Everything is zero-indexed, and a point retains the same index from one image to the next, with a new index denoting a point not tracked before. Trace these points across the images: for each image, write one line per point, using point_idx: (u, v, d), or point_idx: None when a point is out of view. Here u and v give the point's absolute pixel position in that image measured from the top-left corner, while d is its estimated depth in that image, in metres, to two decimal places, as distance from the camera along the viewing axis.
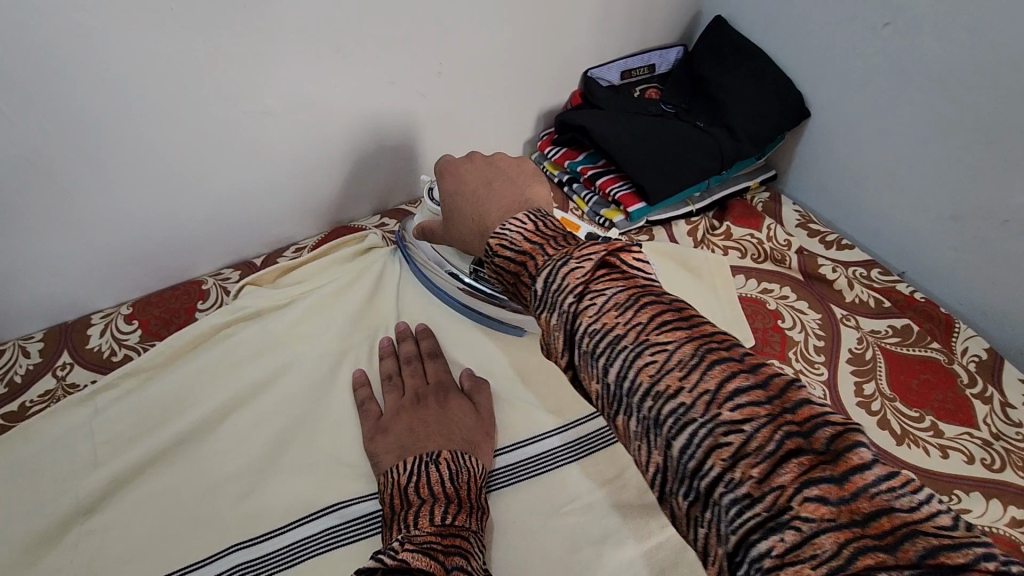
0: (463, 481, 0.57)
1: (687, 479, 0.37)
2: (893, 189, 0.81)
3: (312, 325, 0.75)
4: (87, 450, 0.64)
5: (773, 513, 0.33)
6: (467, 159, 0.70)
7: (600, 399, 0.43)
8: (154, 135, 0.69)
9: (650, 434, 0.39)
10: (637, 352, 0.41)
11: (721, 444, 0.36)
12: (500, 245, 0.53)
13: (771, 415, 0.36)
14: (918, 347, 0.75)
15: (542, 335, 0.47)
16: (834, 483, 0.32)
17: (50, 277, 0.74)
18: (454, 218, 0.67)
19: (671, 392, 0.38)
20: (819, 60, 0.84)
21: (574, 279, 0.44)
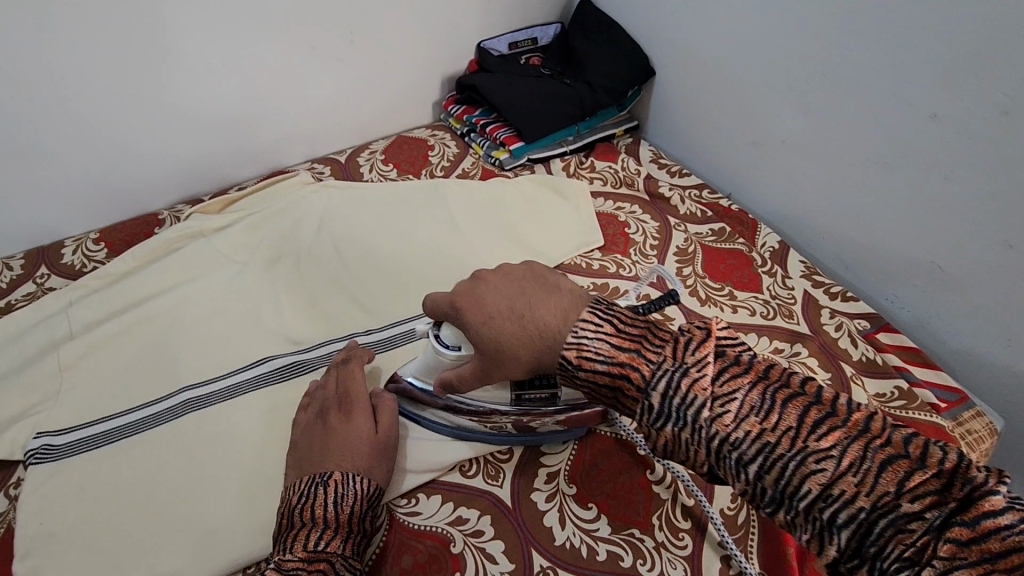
0: (349, 502, 0.59)
1: (868, 560, 0.41)
2: (715, 127, 1.04)
3: (250, 238, 0.93)
4: (64, 328, 0.80)
5: (820, 484, 0.42)
6: (470, 280, 0.56)
7: (750, 495, 0.46)
8: (116, 85, 0.87)
9: (825, 530, 0.42)
10: (792, 453, 0.43)
11: (902, 531, 0.40)
12: (582, 356, 0.50)
13: (939, 495, 0.39)
14: (729, 242, 0.97)
15: (664, 442, 0.48)
16: (855, 447, 0.42)
17: (30, 204, 0.91)
18: (497, 347, 0.53)
19: (847, 498, 0.41)
20: (656, 28, 1.07)
21: (697, 387, 0.46)
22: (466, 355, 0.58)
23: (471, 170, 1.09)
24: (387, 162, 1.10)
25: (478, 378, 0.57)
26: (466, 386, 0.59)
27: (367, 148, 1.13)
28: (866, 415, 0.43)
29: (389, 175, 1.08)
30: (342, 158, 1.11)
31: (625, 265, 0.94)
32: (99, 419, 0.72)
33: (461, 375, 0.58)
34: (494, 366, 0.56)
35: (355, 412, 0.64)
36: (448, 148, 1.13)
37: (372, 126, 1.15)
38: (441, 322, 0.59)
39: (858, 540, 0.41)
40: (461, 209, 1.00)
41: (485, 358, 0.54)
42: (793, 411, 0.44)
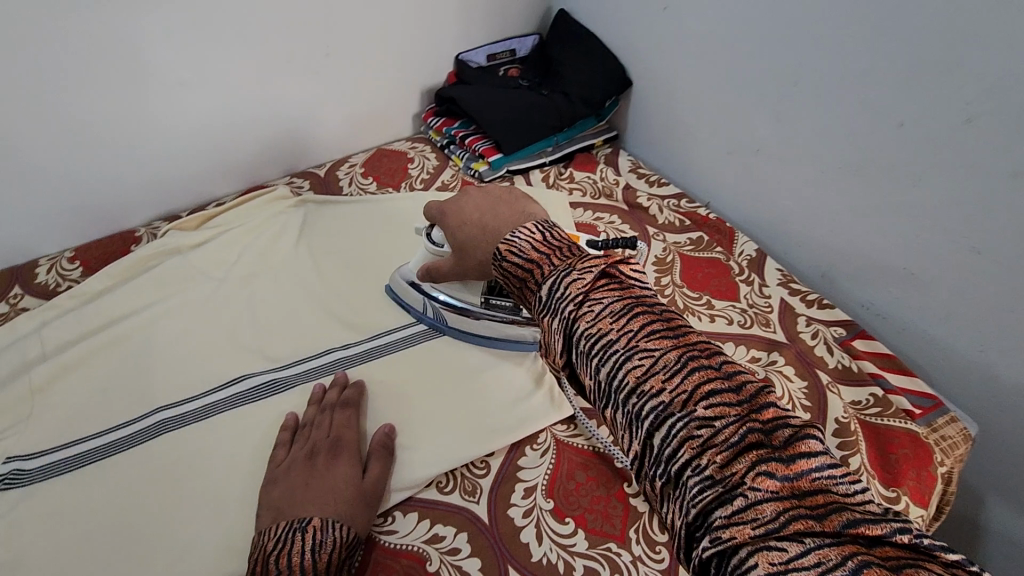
0: (328, 552, 0.57)
1: (659, 457, 0.43)
2: (691, 136, 1.05)
3: (227, 254, 0.92)
4: (36, 350, 0.79)
5: (636, 377, 0.45)
6: (460, 194, 0.72)
7: (593, 394, 0.48)
8: (88, 102, 0.87)
9: (632, 424, 0.45)
10: (619, 347, 0.46)
11: (694, 436, 0.41)
12: (509, 251, 0.57)
13: (742, 415, 0.41)
14: (707, 251, 0.97)
15: (555, 353, 0.51)
16: (673, 354, 0.44)
17: (3, 224, 0.90)
18: (463, 247, 0.70)
19: (654, 393, 0.43)
20: (631, 38, 1.08)
21: (575, 288, 0.50)
22: (446, 252, 0.76)
23: (450, 181, 1.09)
24: (367, 175, 1.10)
25: (450, 274, 0.75)
26: (442, 276, 0.76)
27: (346, 161, 1.13)
28: (717, 352, 0.45)
29: (369, 189, 1.08)
30: (321, 172, 1.11)
31: None
32: (72, 441, 0.72)
33: (438, 265, 0.76)
34: (462, 261, 0.72)
35: (350, 452, 0.67)
36: (428, 160, 1.14)
37: (351, 139, 1.15)
38: (433, 223, 0.76)
39: (658, 438, 0.43)
40: None
41: (456, 250, 0.71)
42: (641, 321, 0.47)
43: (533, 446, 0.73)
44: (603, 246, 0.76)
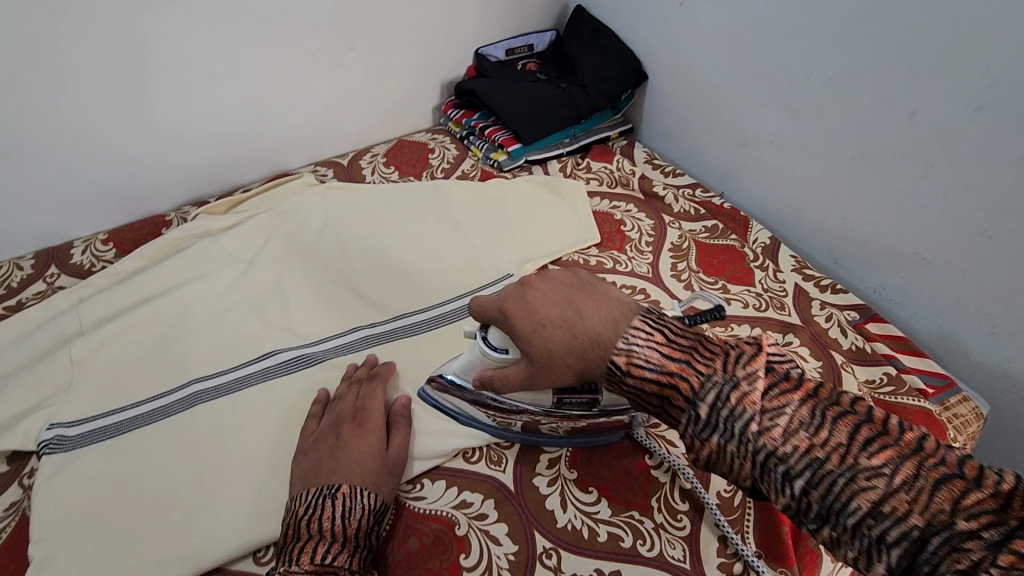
0: (357, 518, 0.59)
1: (834, 516, 0.45)
2: (706, 128, 1.08)
3: (256, 236, 0.95)
4: (75, 324, 0.82)
5: (870, 500, 0.44)
6: (518, 286, 0.60)
7: (736, 473, 0.49)
8: (125, 89, 0.90)
9: (797, 494, 0.47)
10: (761, 421, 0.48)
11: (866, 488, 0.44)
12: (631, 363, 0.52)
13: (902, 454, 0.45)
14: (722, 239, 1.00)
15: (708, 454, 0.50)
16: (906, 466, 0.44)
17: (41, 205, 0.93)
18: (545, 356, 0.56)
19: (899, 515, 0.43)
20: (647, 33, 1.11)
21: (749, 403, 0.48)
22: (514, 356, 0.60)
23: (470, 171, 1.12)
24: (389, 165, 1.13)
25: (522, 383, 0.60)
26: (508, 386, 0.62)
27: (368, 151, 1.16)
28: (917, 437, 0.46)
29: (391, 177, 1.11)
30: (344, 161, 1.14)
31: (622, 261, 0.96)
32: (109, 411, 0.74)
33: (504, 374, 0.61)
34: (545, 376, 0.58)
35: (373, 424, 0.67)
36: (448, 151, 1.16)
37: (374, 130, 1.18)
38: (490, 323, 0.62)
39: (911, 558, 0.42)
40: (461, 209, 1.02)
41: (535, 364, 0.57)
42: (843, 429, 0.47)
43: None
44: (690, 324, 0.73)
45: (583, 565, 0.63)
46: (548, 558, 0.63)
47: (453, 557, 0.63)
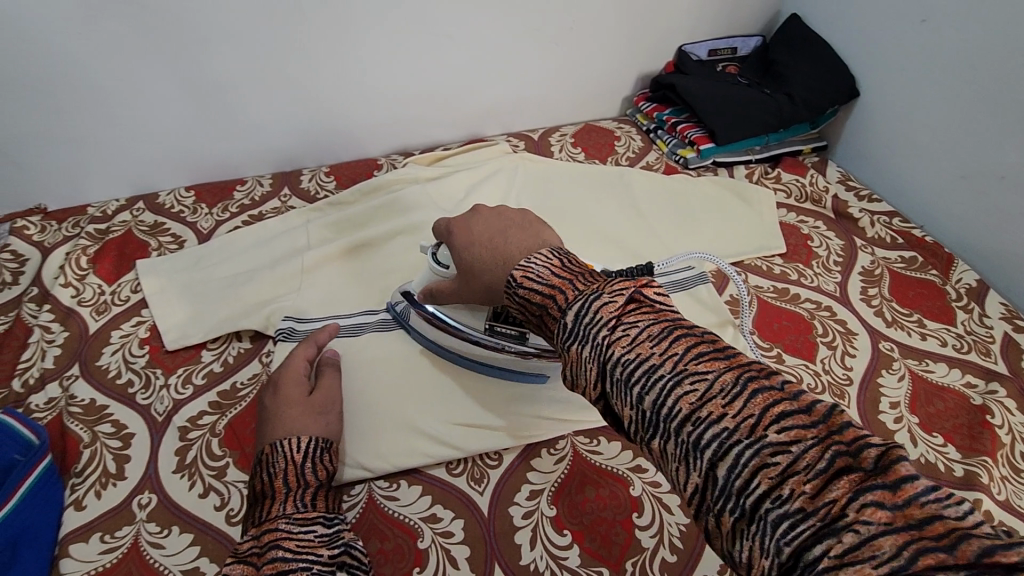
0: (280, 467, 0.59)
1: (732, 499, 0.36)
2: (918, 156, 1.02)
3: (454, 188, 1.03)
4: (305, 238, 0.94)
5: (772, 478, 0.35)
6: (470, 212, 0.67)
7: (633, 424, 0.42)
8: (377, 41, 1.01)
9: (694, 463, 0.38)
10: (675, 382, 0.40)
11: (770, 464, 0.35)
12: (524, 277, 0.52)
13: (818, 437, 0.35)
14: (921, 272, 0.94)
15: (573, 367, 0.46)
16: (730, 376, 0.39)
17: (286, 133, 1.08)
18: (471, 270, 0.63)
19: (714, 418, 0.37)
20: (870, 49, 1.06)
21: (607, 312, 0.44)
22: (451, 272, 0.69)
23: (654, 163, 1.14)
24: (576, 146, 1.17)
25: (455, 293, 0.67)
26: (445, 298, 0.69)
27: (558, 131, 1.21)
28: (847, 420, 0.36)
29: (578, 157, 1.15)
30: (535, 136, 1.20)
31: (807, 275, 0.94)
32: (332, 316, 0.84)
33: (441, 288, 0.69)
34: (470, 287, 0.65)
35: (291, 383, 0.67)
36: (634, 141, 1.19)
37: (564, 111, 1.24)
38: (440, 241, 0.70)
39: (726, 470, 0.36)
40: (646, 197, 1.05)
41: (461, 276, 0.65)
42: (758, 398, 0.37)
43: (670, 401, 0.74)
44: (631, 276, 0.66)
45: None
46: None
47: (627, 513, 0.66)
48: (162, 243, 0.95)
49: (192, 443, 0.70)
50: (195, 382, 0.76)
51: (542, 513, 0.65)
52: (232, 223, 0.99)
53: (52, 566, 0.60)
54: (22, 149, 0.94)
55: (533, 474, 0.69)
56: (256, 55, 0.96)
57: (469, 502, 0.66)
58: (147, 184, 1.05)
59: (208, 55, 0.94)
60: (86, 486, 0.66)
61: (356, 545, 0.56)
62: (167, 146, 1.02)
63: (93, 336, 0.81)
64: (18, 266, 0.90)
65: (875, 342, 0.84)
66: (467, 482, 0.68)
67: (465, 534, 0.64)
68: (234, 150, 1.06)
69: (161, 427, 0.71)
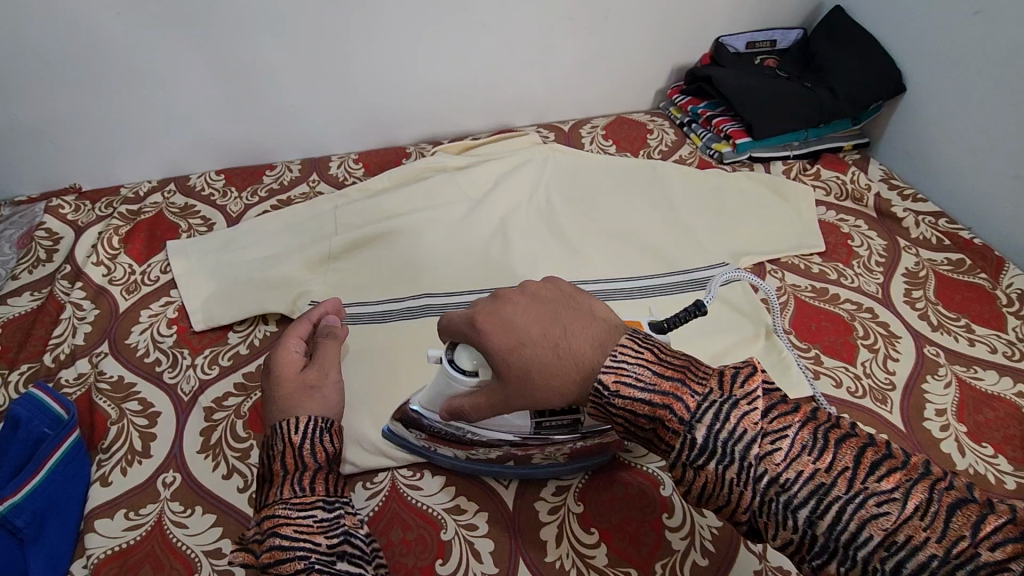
0: (280, 447, 0.53)
1: (841, 550, 0.38)
2: (968, 155, 0.98)
3: (483, 178, 1.01)
4: (332, 223, 0.93)
5: (883, 529, 0.37)
6: (493, 297, 0.52)
7: (795, 545, 0.40)
8: (409, 28, 1.00)
9: (801, 525, 0.39)
10: (761, 445, 0.41)
11: (876, 514, 0.38)
12: (620, 382, 0.44)
13: (912, 479, 0.38)
14: (969, 275, 0.90)
15: (703, 485, 0.42)
16: (919, 490, 0.37)
17: (316, 119, 1.07)
18: (529, 378, 0.47)
19: (914, 543, 0.36)
20: (919, 42, 1.02)
21: (751, 423, 0.41)
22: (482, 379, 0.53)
23: (688, 158, 1.11)
24: (608, 138, 1.15)
25: (497, 408, 0.51)
26: (483, 415, 0.54)
27: (589, 122, 1.19)
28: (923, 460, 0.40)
29: (609, 150, 1.13)
30: (565, 127, 1.18)
31: (847, 275, 0.91)
32: (358, 302, 0.83)
33: (473, 401, 0.53)
34: (524, 400, 0.48)
35: (282, 364, 0.62)
36: (667, 134, 1.16)
37: (596, 103, 1.21)
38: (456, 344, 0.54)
39: None
40: (679, 192, 1.02)
41: (512, 388, 0.48)
42: (848, 454, 0.40)
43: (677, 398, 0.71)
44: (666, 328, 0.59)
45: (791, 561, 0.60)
46: (754, 543, 0.61)
47: (656, 513, 0.63)
48: (191, 225, 0.95)
49: (217, 424, 0.70)
50: (221, 363, 0.76)
51: (568, 509, 0.64)
52: (261, 207, 0.99)
53: (78, 540, 0.60)
54: (59, 130, 0.95)
55: None
56: (289, 40, 0.96)
57: (494, 495, 0.65)
58: (179, 167, 1.06)
59: (242, 38, 0.94)
60: (112, 462, 0.66)
61: (358, 532, 0.52)
62: (199, 129, 1.02)
63: (123, 314, 0.81)
64: (52, 244, 0.91)
65: (919, 346, 0.81)
66: (492, 475, 0.66)
67: (489, 527, 0.62)
68: (264, 134, 1.06)
69: (187, 407, 0.71)
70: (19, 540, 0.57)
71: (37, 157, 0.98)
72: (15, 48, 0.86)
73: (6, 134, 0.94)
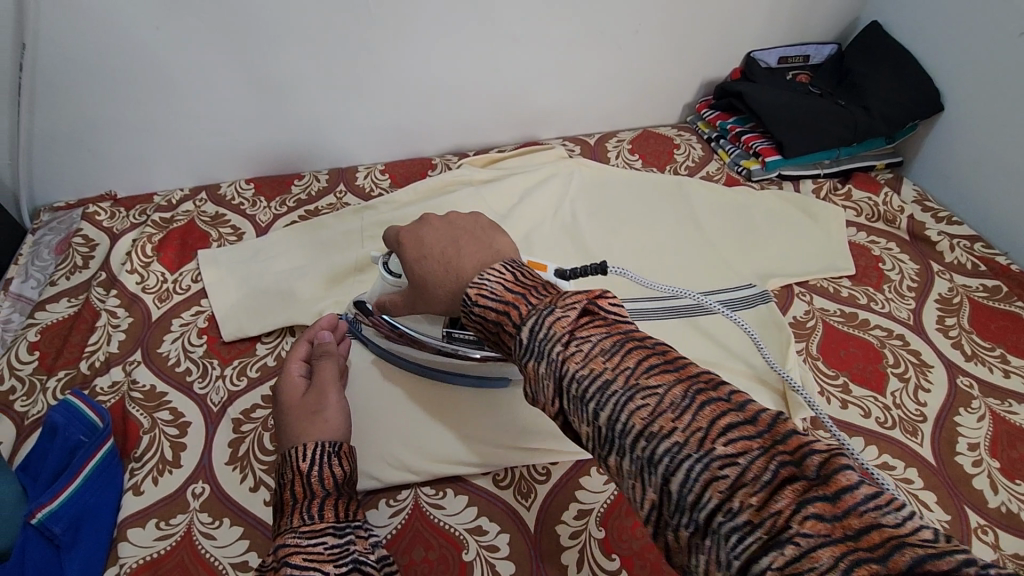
0: (290, 481, 0.56)
1: (620, 443, 0.39)
2: (1007, 178, 0.95)
3: (509, 192, 1.01)
4: (358, 236, 0.94)
5: (721, 492, 0.35)
6: (420, 221, 0.64)
7: (618, 476, 0.40)
8: (440, 41, 1.01)
9: (592, 418, 0.41)
10: (564, 346, 0.43)
11: (640, 406, 0.39)
12: (478, 294, 0.50)
13: (678, 380, 0.39)
14: (1005, 303, 0.88)
15: (528, 381, 0.45)
16: (763, 459, 0.35)
17: (345, 130, 1.09)
18: (424, 280, 0.60)
19: (742, 511, 0.34)
20: (958, 61, 1.00)
21: (560, 328, 0.44)
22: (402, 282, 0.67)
23: (715, 174, 1.10)
24: (634, 153, 1.14)
25: (408, 304, 0.65)
26: (400, 311, 0.68)
27: (615, 136, 1.18)
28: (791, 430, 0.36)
29: (635, 165, 1.12)
30: (591, 141, 1.17)
31: (877, 299, 0.89)
32: None
33: (393, 299, 0.68)
34: (423, 300, 0.62)
35: (289, 392, 0.64)
36: (694, 149, 1.15)
37: (623, 116, 1.21)
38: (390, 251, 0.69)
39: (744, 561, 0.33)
40: (706, 210, 1.01)
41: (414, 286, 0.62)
42: (709, 414, 0.37)
43: None
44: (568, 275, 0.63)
45: None
46: None
47: None
48: (222, 234, 0.97)
49: (245, 436, 0.71)
50: (249, 374, 0.78)
51: (590, 534, 0.63)
52: (289, 218, 1.01)
53: (111, 548, 0.62)
54: (97, 138, 0.98)
55: (582, 492, 0.67)
56: (322, 53, 0.97)
57: (515, 518, 0.65)
58: (210, 176, 1.08)
59: (275, 50, 0.95)
60: (144, 471, 0.67)
61: (368, 558, 0.51)
62: (230, 139, 1.04)
63: (155, 323, 0.83)
64: (88, 251, 0.93)
65: (952, 376, 0.79)
66: (514, 496, 0.67)
67: (511, 550, 0.62)
68: (293, 144, 1.08)
69: (217, 417, 0.73)
70: (55, 546, 0.59)
71: (75, 164, 1.00)
72: (58, 58, 0.88)
73: (47, 141, 0.96)
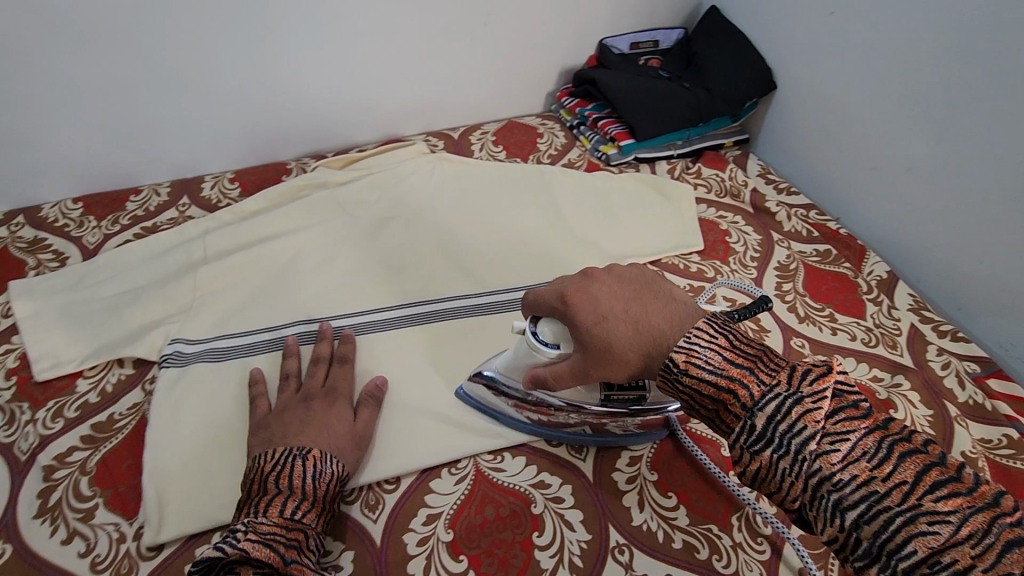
0: (325, 481, 0.59)
1: (883, 559, 0.38)
2: (833, 149, 1.03)
3: (370, 192, 0.98)
4: (199, 253, 0.87)
5: (930, 547, 0.37)
6: (580, 276, 0.56)
7: (839, 545, 0.41)
8: (279, 41, 0.95)
9: (846, 526, 0.40)
10: (819, 443, 0.41)
11: (925, 531, 0.37)
12: (690, 362, 0.47)
13: (975, 507, 0.37)
14: (834, 265, 0.95)
15: (756, 470, 0.44)
16: (979, 518, 0.37)
17: (184, 140, 1.01)
18: (610, 350, 0.51)
19: (963, 568, 0.36)
20: (785, 42, 1.06)
21: (812, 420, 0.42)
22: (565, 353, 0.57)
23: (576, 161, 1.12)
24: (497, 144, 1.14)
25: (579, 377, 0.55)
26: (565, 384, 0.57)
27: (479, 129, 1.18)
28: (995, 489, 0.38)
29: (498, 156, 1.12)
30: (455, 135, 1.16)
31: (723, 272, 0.93)
32: (217, 334, 0.79)
33: (554, 372, 0.56)
34: (602, 372, 0.53)
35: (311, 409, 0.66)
36: (557, 138, 1.16)
37: (487, 108, 1.20)
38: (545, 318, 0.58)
39: None
40: (567, 196, 1.02)
41: (593, 359, 0.52)
42: (910, 467, 0.39)
43: (451, 469, 0.68)
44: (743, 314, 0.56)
45: (655, 568, 0.61)
46: (621, 554, 0.62)
47: (527, 533, 0.63)
48: (41, 261, 0.88)
49: (58, 483, 0.65)
50: (67, 415, 0.71)
51: (438, 538, 0.62)
52: (123, 237, 0.93)
53: None
54: None
55: (431, 496, 0.66)
56: (148, 58, 0.90)
57: (360, 532, 0.63)
58: (29, 198, 0.97)
59: (92, 60, 0.87)
60: None
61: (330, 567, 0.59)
62: (50, 156, 0.94)
63: None
64: None
65: (786, 339, 0.84)
66: (359, 509, 0.65)
67: (354, 566, 0.61)
68: (127, 159, 0.99)
69: (24, 467, 0.66)
70: None
71: None
72: None
73: None
